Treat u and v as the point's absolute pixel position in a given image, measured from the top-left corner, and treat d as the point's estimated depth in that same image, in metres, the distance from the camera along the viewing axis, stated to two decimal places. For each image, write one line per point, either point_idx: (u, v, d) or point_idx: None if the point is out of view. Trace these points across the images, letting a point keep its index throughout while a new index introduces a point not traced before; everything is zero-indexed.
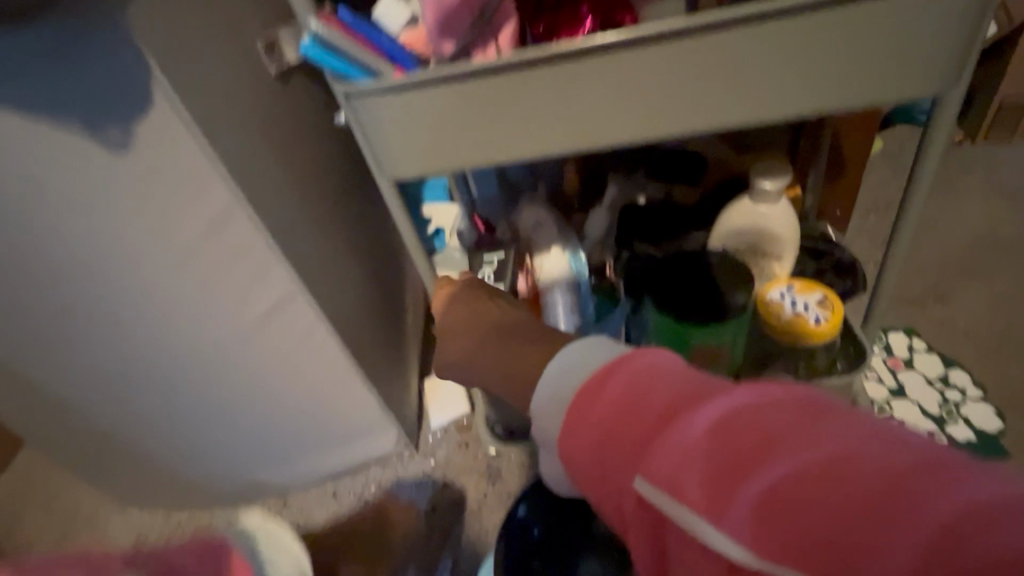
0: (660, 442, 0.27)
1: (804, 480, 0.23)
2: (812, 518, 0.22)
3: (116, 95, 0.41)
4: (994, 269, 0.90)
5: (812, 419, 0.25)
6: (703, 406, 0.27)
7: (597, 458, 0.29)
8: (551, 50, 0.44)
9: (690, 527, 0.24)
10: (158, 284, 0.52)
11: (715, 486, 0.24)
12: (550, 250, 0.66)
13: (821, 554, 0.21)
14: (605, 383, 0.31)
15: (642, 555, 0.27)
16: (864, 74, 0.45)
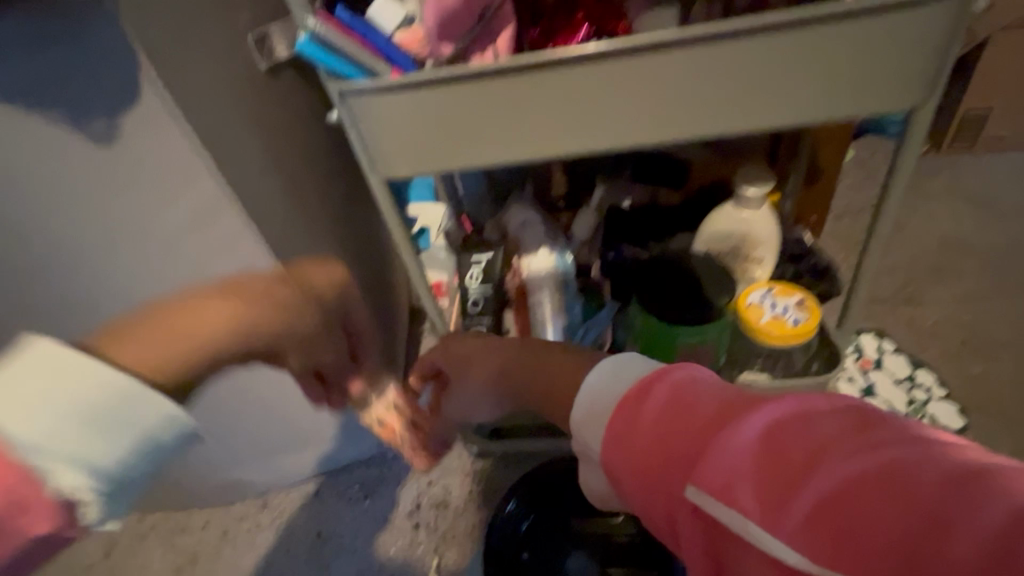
0: (710, 450, 0.30)
1: (850, 486, 0.25)
2: (864, 525, 0.24)
3: (104, 88, 0.44)
4: (956, 271, 1.02)
5: (854, 431, 0.28)
6: (750, 415, 0.30)
7: (649, 467, 0.33)
8: (547, 55, 0.43)
9: (743, 529, 0.27)
10: (145, 273, 0.56)
11: (766, 494, 0.27)
12: (539, 252, 0.76)
13: (873, 556, 0.23)
14: (648, 398, 0.36)
15: (698, 557, 0.30)
16: (824, 110, 0.46)
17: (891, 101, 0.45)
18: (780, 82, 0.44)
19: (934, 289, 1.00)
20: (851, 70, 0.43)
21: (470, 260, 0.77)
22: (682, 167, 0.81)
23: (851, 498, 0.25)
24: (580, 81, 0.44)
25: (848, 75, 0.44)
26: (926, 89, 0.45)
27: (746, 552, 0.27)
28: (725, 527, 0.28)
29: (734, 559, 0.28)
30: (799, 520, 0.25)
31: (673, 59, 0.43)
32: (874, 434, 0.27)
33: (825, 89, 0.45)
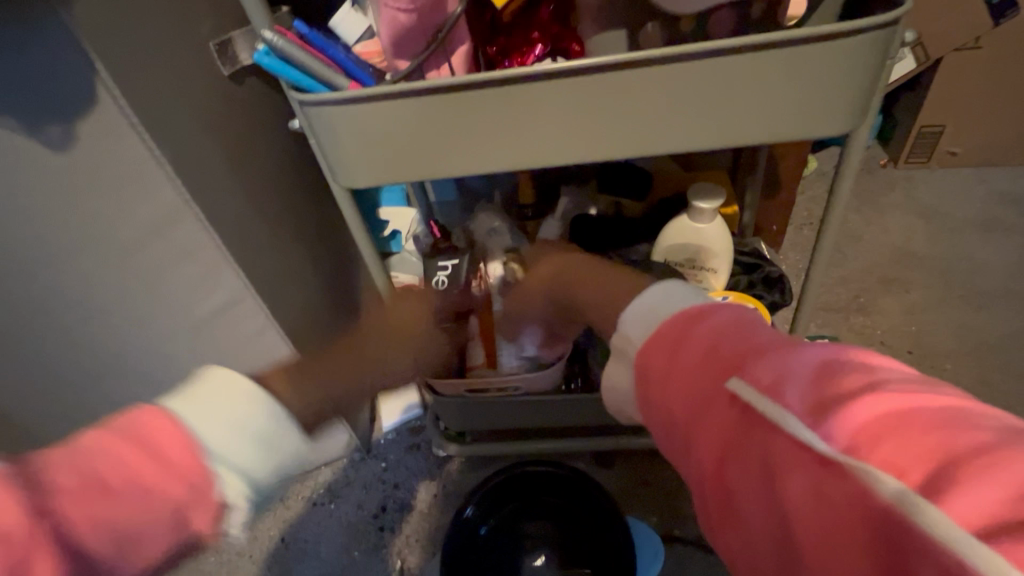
0: (769, 357, 0.29)
1: (928, 405, 0.23)
2: (924, 434, 0.22)
3: (59, 94, 0.44)
4: (907, 281, 1.06)
5: (925, 382, 0.26)
6: (817, 347, 0.29)
7: (692, 367, 0.32)
8: (502, 72, 0.44)
9: (779, 420, 0.26)
10: (101, 282, 0.55)
11: (817, 397, 0.25)
12: (501, 259, 0.80)
13: (917, 456, 0.21)
14: (713, 312, 0.34)
15: (710, 450, 0.29)
16: (766, 134, 0.48)
17: (830, 125, 0.48)
18: (724, 106, 0.46)
19: (884, 299, 1.04)
20: (789, 96, 0.46)
21: (436, 265, 0.77)
22: (645, 178, 0.84)
23: (907, 409, 0.23)
24: (532, 98, 0.45)
25: (788, 100, 0.46)
26: (858, 114, 0.48)
27: (773, 442, 0.26)
28: (758, 421, 0.27)
29: (758, 449, 0.26)
30: (846, 418, 0.24)
31: (620, 82, 0.45)
32: (937, 384, 0.25)
33: (766, 113, 0.47)
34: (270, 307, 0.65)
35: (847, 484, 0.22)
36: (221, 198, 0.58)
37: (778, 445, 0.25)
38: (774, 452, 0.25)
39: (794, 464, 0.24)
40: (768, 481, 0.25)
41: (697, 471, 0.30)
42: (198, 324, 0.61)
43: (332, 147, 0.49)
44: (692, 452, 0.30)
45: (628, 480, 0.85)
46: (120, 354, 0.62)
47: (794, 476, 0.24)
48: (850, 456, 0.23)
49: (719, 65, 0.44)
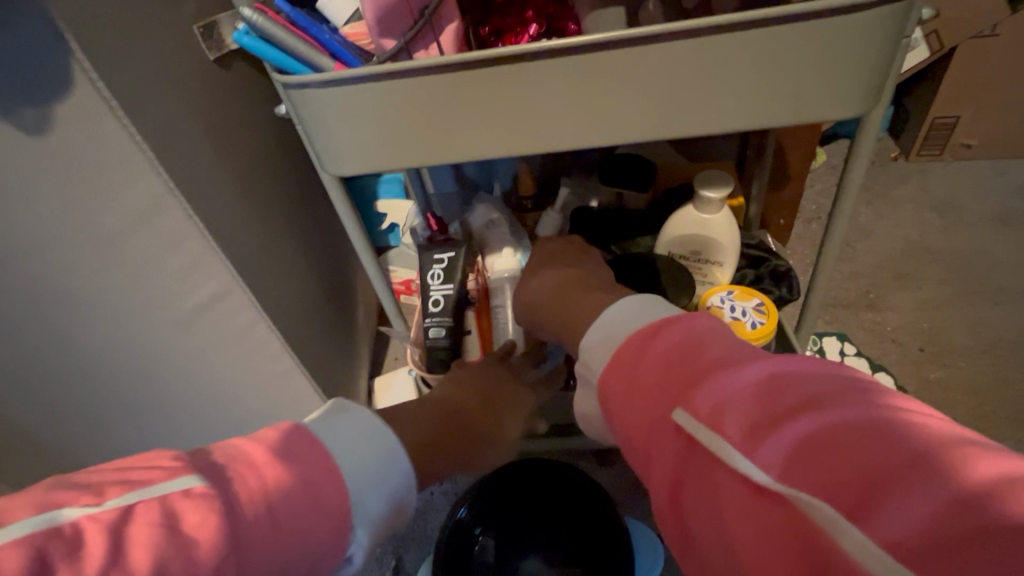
0: (710, 384, 0.32)
1: (854, 424, 0.25)
2: (838, 460, 0.24)
3: (35, 74, 0.42)
4: (920, 276, 1.03)
5: (856, 394, 0.27)
6: (756, 367, 0.31)
7: (648, 397, 0.35)
8: (491, 51, 0.41)
9: (719, 449, 0.28)
10: (82, 275, 0.53)
11: (750, 423, 0.28)
12: (502, 251, 0.77)
13: (832, 479, 0.24)
14: (665, 336, 0.38)
15: (662, 476, 0.32)
16: (774, 117, 0.46)
17: (843, 106, 0.45)
18: (730, 85, 0.44)
19: (897, 294, 1.01)
20: (799, 75, 0.43)
21: (432, 258, 0.75)
22: (649, 169, 0.80)
23: (830, 431, 0.25)
24: (525, 78, 0.43)
25: (799, 81, 0.44)
26: (872, 96, 0.45)
27: (714, 467, 0.29)
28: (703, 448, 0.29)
29: (701, 475, 0.29)
30: (773, 445, 0.27)
31: (621, 60, 0.42)
32: (868, 394, 0.27)
33: (776, 93, 0.44)
34: (260, 300, 0.64)
35: (778, 507, 0.25)
36: (208, 187, 0.56)
37: (720, 471, 0.28)
38: (717, 479, 0.28)
39: (730, 492, 0.27)
40: (714, 506, 0.28)
41: (655, 496, 0.33)
42: (185, 318, 0.60)
43: (319, 134, 0.47)
44: (655, 478, 0.33)
45: (629, 479, 0.83)
46: (107, 352, 0.60)
47: (732, 501, 0.27)
48: (776, 480, 0.25)
49: (725, 42, 0.41)
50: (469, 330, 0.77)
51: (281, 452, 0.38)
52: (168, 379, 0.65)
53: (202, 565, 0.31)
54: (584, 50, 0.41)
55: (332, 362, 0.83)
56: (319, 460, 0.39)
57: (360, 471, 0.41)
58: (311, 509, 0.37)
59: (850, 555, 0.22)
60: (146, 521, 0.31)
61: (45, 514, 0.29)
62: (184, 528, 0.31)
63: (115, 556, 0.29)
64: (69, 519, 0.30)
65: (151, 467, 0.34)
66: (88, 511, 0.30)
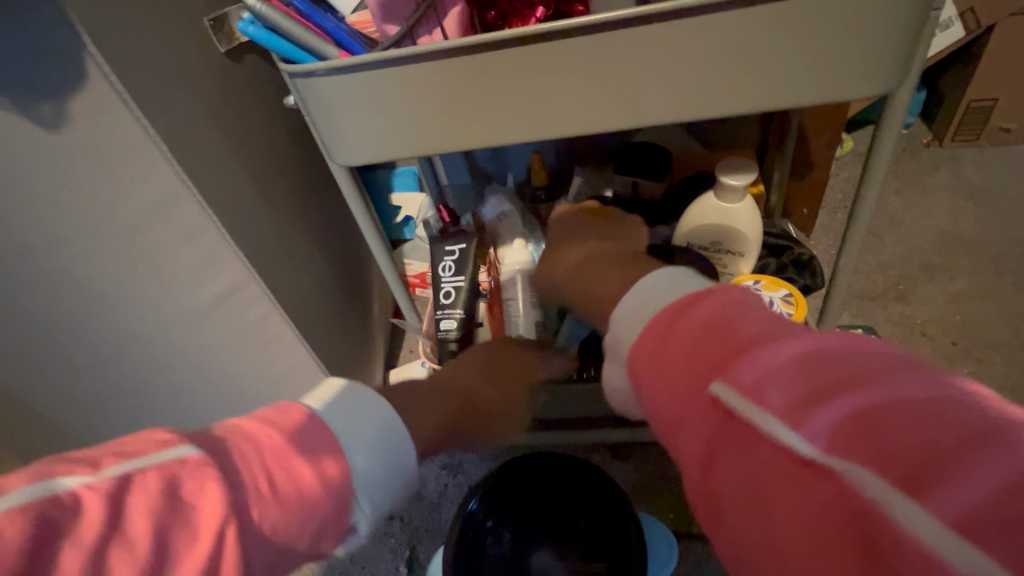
0: (751, 355, 0.29)
1: (917, 398, 0.23)
2: (901, 435, 0.22)
3: (50, 69, 0.43)
4: (952, 267, 0.99)
5: (914, 370, 0.25)
6: (801, 338, 0.29)
7: (679, 369, 0.33)
8: (495, 34, 0.40)
9: (762, 423, 0.26)
10: (102, 267, 0.54)
11: (797, 394, 0.26)
12: (514, 242, 0.77)
13: (895, 455, 0.22)
14: (698, 308, 0.35)
15: (695, 452, 0.30)
16: (794, 96, 0.44)
17: (868, 83, 0.43)
18: (745, 65, 0.42)
19: (927, 286, 0.97)
20: (819, 53, 0.41)
21: (444, 250, 0.75)
22: (666, 156, 0.78)
23: (890, 404, 0.23)
24: (531, 62, 0.42)
25: (818, 59, 0.42)
26: (898, 74, 0.43)
27: (755, 444, 0.26)
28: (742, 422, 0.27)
29: (741, 450, 0.27)
30: (822, 418, 0.24)
31: (629, 39, 0.41)
32: (929, 369, 0.25)
33: (794, 72, 0.42)
34: (274, 292, 0.64)
35: (831, 486, 0.23)
36: (222, 179, 0.57)
37: (762, 448, 0.26)
38: (762, 455, 0.26)
39: (776, 467, 0.25)
40: (755, 483, 0.26)
41: (685, 473, 0.31)
42: (201, 308, 0.61)
43: (325, 124, 0.47)
44: (686, 455, 0.31)
45: (645, 474, 0.81)
46: (127, 342, 0.61)
47: (778, 479, 0.25)
48: (829, 457, 0.23)
49: (740, 19, 0.40)
50: (481, 323, 0.76)
51: (290, 434, 0.39)
52: (187, 369, 0.66)
53: (201, 534, 0.31)
54: (591, 30, 0.40)
55: (347, 354, 0.84)
56: (327, 447, 0.40)
57: (364, 455, 0.42)
58: (311, 493, 0.37)
59: (911, 535, 0.20)
60: (146, 489, 0.31)
61: (44, 483, 0.30)
62: (183, 496, 0.32)
63: (115, 524, 0.30)
64: (68, 489, 0.30)
65: (146, 441, 0.34)
66: (86, 480, 0.31)
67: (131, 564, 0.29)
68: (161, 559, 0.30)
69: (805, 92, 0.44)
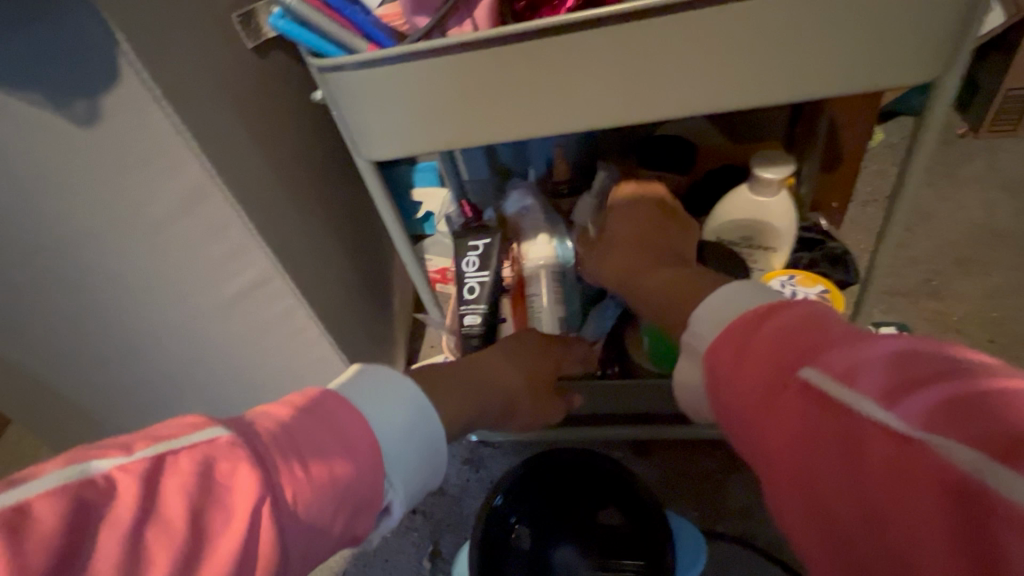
0: (843, 350, 0.33)
1: (1003, 388, 0.27)
2: (990, 416, 0.25)
3: (85, 69, 0.43)
4: (989, 262, 0.96)
5: (995, 367, 0.29)
6: (887, 338, 0.33)
7: (763, 365, 0.37)
8: (526, 24, 0.40)
9: (857, 405, 0.30)
10: (136, 262, 0.55)
11: (890, 383, 0.30)
12: (539, 238, 0.75)
13: (984, 431, 0.25)
14: (779, 311, 0.39)
15: (782, 432, 0.34)
16: (834, 85, 0.43)
17: (912, 71, 0.42)
18: (784, 53, 0.41)
19: (962, 282, 0.94)
20: (858, 39, 0.40)
21: (467, 245, 0.75)
22: (691, 151, 0.77)
23: (979, 393, 0.27)
24: (563, 54, 0.41)
25: (859, 46, 0.40)
26: (945, 60, 0.41)
27: (853, 426, 0.30)
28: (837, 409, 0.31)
29: (831, 426, 0.31)
30: (917, 403, 0.28)
31: (665, 27, 0.40)
32: (1008, 370, 0.29)
33: (833, 59, 0.41)
34: (301, 287, 0.65)
35: (924, 457, 0.26)
36: (250, 175, 0.57)
37: (858, 428, 0.30)
38: (856, 431, 0.30)
39: (869, 440, 0.29)
40: (847, 456, 0.30)
41: (771, 455, 0.35)
42: (229, 302, 0.61)
43: (353, 118, 0.47)
44: (772, 441, 0.35)
45: (669, 472, 0.80)
46: (158, 335, 0.62)
47: (875, 455, 0.28)
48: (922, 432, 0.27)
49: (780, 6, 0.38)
50: (504, 319, 0.76)
51: (312, 414, 0.40)
52: (216, 363, 0.68)
53: (234, 512, 0.33)
54: (625, 21, 0.39)
55: (369, 348, 0.84)
56: (350, 426, 0.42)
57: (386, 433, 0.44)
58: (339, 471, 0.39)
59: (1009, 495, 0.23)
60: (178, 471, 0.33)
61: (78, 466, 0.32)
62: (215, 476, 0.34)
63: (150, 504, 0.32)
64: (101, 471, 0.32)
65: (180, 425, 0.37)
66: (117, 462, 0.33)
67: (168, 541, 0.31)
68: (197, 536, 0.32)
69: (845, 80, 0.42)
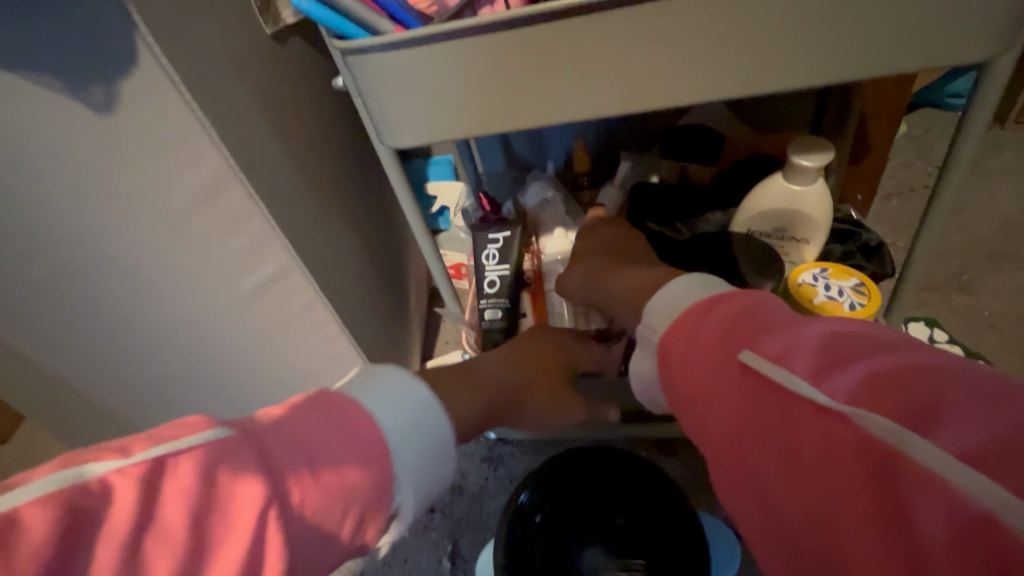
0: (777, 334, 0.34)
1: (919, 364, 0.28)
2: (907, 392, 0.27)
3: (101, 52, 0.42)
4: (1021, 256, 0.93)
5: (910, 343, 0.31)
6: (817, 320, 0.34)
7: (706, 349, 0.38)
8: (561, 1, 0.38)
9: (790, 385, 0.31)
10: (152, 254, 0.54)
11: (819, 362, 0.31)
12: (554, 232, 0.75)
13: (904, 407, 0.27)
14: (722, 300, 0.40)
15: (723, 413, 0.35)
16: (883, 64, 0.40)
17: (969, 48, 0.39)
18: (832, 31, 0.39)
19: (994, 276, 0.91)
20: (914, 16, 0.38)
21: (487, 238, 0.73)
22: (717, 141, 0.75)
23: (897, 369, 0.29)
24: (599, 33, 0.40)
25: (914, 21, 0.38)
26: (1004, 36, 0.39)
27: (786, 405, 0.31)
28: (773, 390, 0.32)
29: (767, 407, 0.32)
30: (842, 381, 0.29)
31: (707, 4, 0.38)
32: (921, 345, 0.31)
33: (885, 35, 0.39)
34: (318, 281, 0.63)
35: (849, 431, 0.28)
36: (268, 165, 0.56)
37: (791, 408, 0.31)
38: (788, 410, 0.31)
39: (800, 416, 0.30)
40: (784, 433, 0.31)
41: (711, 435, 0.36)
42: (246, 296, 0.60)
43: (376, 103, 0.45)
44: (714, 423, 0.36)
45: (693, 473, 0.78)
46: (173, 329, 0.61)
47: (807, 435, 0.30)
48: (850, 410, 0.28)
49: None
50: (525, 313, 0.74)
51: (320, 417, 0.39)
52: (232, 358, 0.66)
53: (237, 522, 0.33)
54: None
55: (386, 344, 0.83)
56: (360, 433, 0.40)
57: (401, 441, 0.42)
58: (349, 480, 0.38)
59: (921, 465, 0.25)
60: (180, 477, 0.32)
61: (71, 469, 0.31)
62: (217, 484, 0.33)
63: (149, 511, 0.31)
64: (94, 475, 0.31)
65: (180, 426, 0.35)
66: (113, 465, 0.32)
67: (170, 550, 0.31)
68: (199, 538, 0.31)
69: (896, 60, 0.40)
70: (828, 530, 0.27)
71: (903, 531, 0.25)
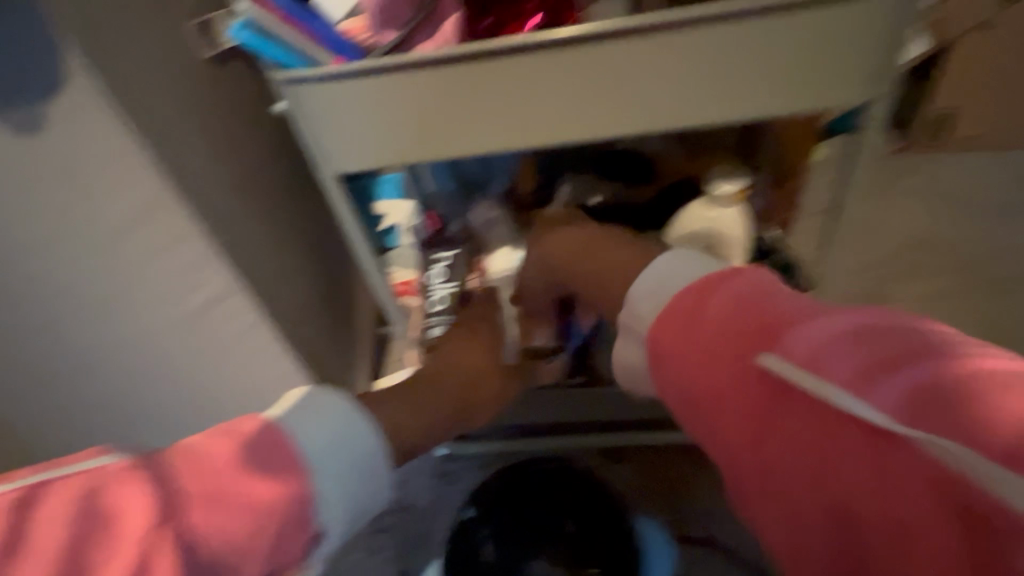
0: (797, 332, 0.35)
1: (945, 363, 0.30)
2: (942, 397, 0.28)
3: (25, 76, 0.41)
4: (923, 269, 1.03)
5: (925, 335, 0.32)
6: (835, 317, 0.35)
7: (715, 348, 0.39)
8: (493, 43, 0.41)
9: (826, 392, 0.32)
10: (81, 277, 0.52)
11: (853, 365, 0.32)
12: (499, 251, 0.77)
13: (946, 412, 0.28)
14: (720, 292, 0.42)
15: (744, 420, 0.36)
16: (780, 106, 0.45)
17: (852, 93, 0.44)
18: (735, 76, 0.43)
19: (899, 288, 1.01)
20: (804, 65, 0.43)
21: (434, 257, 0.75)
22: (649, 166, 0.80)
23: (926, 372, 0.30)
24: (529, 71, 0.42)
25: (803, 70, 0.43)
26: (880, 83, 0.45)
27: (813, 414, 0.32)
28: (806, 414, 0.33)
29: (801, 416, 0.33)
30: (887, 388, 0.30)
31: (625, 49, 0.41)
32: (930, 335, 0.32)
33: (781, 80, 0.44)
34: (262, 302, 0.63)
35: (905, 448, 0.28)
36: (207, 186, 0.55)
37: (828, 417, 0.32)
38: (825, 419, 0.32)
39: (842, 428, 0.31)
40: (821, 445, 0.31)
41: (731, 449, 0.37)
42: (184, 318, 0.59)
43: (317, 131, 0.46)
44: (730, 433, 0.37)
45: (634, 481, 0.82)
46: (105, 354, 0.59)
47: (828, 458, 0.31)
48: (867, 420, 0.30)
49: (728, 30, 0.41)
50: None
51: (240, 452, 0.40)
52: (169, 382, 0.64)
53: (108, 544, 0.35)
54: (585, 41, 0.41)
55: (333, 365, 0.82)
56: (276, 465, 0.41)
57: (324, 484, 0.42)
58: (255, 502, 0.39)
59: (985, 483, 0.25)
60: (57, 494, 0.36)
61: None
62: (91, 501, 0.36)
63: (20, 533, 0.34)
64: None
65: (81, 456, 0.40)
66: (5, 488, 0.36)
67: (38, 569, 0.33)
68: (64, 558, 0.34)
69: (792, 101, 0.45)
70: (887, 537, 0.28)
71: (974, 540, 0.25)
